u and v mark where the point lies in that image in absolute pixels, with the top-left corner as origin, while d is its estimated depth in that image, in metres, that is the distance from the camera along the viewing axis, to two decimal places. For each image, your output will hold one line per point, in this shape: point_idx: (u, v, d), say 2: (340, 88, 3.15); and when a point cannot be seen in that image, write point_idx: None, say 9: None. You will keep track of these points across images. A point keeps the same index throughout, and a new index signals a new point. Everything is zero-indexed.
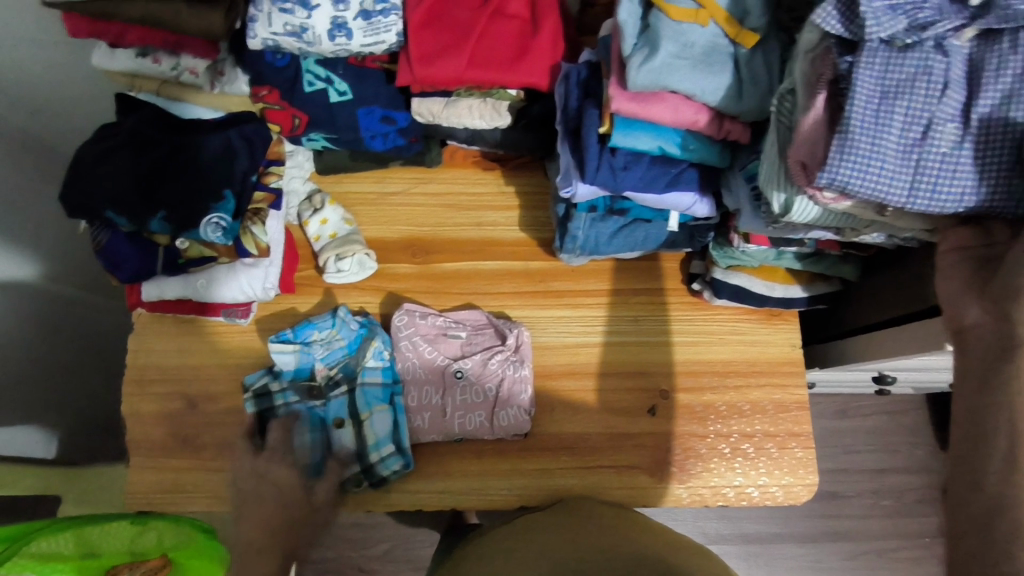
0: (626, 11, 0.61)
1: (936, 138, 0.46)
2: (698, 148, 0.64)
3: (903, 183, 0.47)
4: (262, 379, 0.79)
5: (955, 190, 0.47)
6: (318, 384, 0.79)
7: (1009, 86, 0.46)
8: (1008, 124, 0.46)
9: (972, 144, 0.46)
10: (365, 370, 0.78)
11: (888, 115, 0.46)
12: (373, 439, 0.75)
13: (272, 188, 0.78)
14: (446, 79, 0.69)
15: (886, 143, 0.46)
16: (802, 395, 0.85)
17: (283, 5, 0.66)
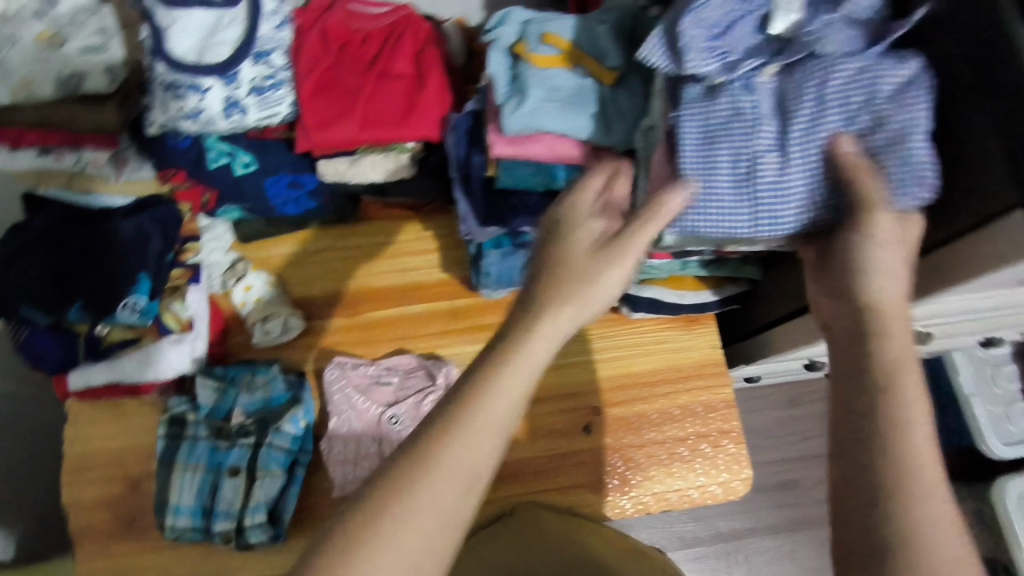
0: (495, 64, 0.66)
1: (761, 170, 0.55)
2: (580, 182, 0.67)
3: (742, 213, 0.56)
4: (181, 406, 0.81)
5: (791, 209, 0.55)
6: (229, 427, 0.80)
7: (812, 112, 0.54)
8: (818, 141, 0.53)
9: (793, 168, 0.54)
10: (275, 434, 0.79)
11: (711, 160, 0.56)
12: (254, 501, 0.77)
13: (188, 264, 0.80)
14: (343, 142, 0.73)
15: (717, 183, 0.56)
16: (729, 394, 0.88)
17: (175, 91, 0.69)
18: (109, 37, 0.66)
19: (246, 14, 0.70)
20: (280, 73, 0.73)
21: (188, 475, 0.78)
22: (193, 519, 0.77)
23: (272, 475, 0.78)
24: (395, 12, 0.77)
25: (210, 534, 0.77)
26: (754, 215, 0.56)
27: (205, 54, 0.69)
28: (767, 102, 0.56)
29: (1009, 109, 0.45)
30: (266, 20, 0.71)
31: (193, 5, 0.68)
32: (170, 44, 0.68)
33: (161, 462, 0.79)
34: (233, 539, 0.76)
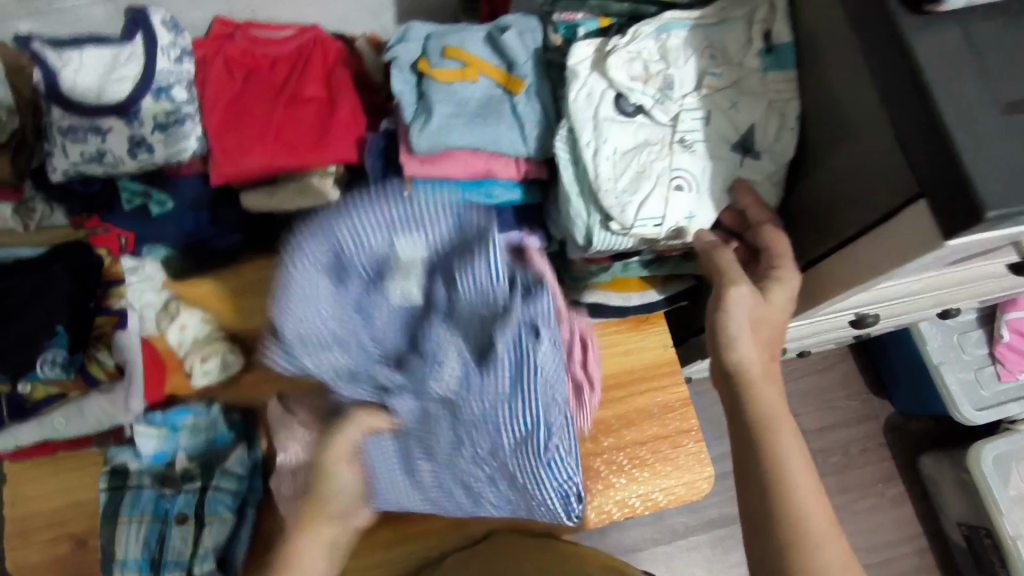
0: (399, 82, 0.64)
1: (424, 477, 0.68)
2: (501, 194, 0.67)
3: (456, 505, 0.71)
4: (124, 455, 0.78)
5: (493, 504, 0.71)
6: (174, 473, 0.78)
7: (459, 445, 0.63)
8: (435, 482, 0.67)
9: (473, 484, 0.68)
10: (222, 475, 0.77)
11: (377, 453, 0.64)
12: (203, 548, 0.74)
13: (115, 309, 0.75)
14: (259, 172, 0.71)
15: (467, 451, 0.64)
16: (685, 391, 0.87)
17: (74, 135, 0.67)
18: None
19: (143, 50, 0.67)
20: (185, 106, 0.70)
21: (134, 526, 0.75)
22: (141, 572, 0.74)
23: (224, 520, 0.75)
24: (300, 34, 0.74)
25: None
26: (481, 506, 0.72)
27: (104, 94, 0.67)
28: (421, 422, 0.62)
29: (897, 98, 0.44)
30: (163, 54, 0.68)
31: (87, 47, 0.67)
32: (66, 86, 0.66)
33: (104, 517, 0.75)
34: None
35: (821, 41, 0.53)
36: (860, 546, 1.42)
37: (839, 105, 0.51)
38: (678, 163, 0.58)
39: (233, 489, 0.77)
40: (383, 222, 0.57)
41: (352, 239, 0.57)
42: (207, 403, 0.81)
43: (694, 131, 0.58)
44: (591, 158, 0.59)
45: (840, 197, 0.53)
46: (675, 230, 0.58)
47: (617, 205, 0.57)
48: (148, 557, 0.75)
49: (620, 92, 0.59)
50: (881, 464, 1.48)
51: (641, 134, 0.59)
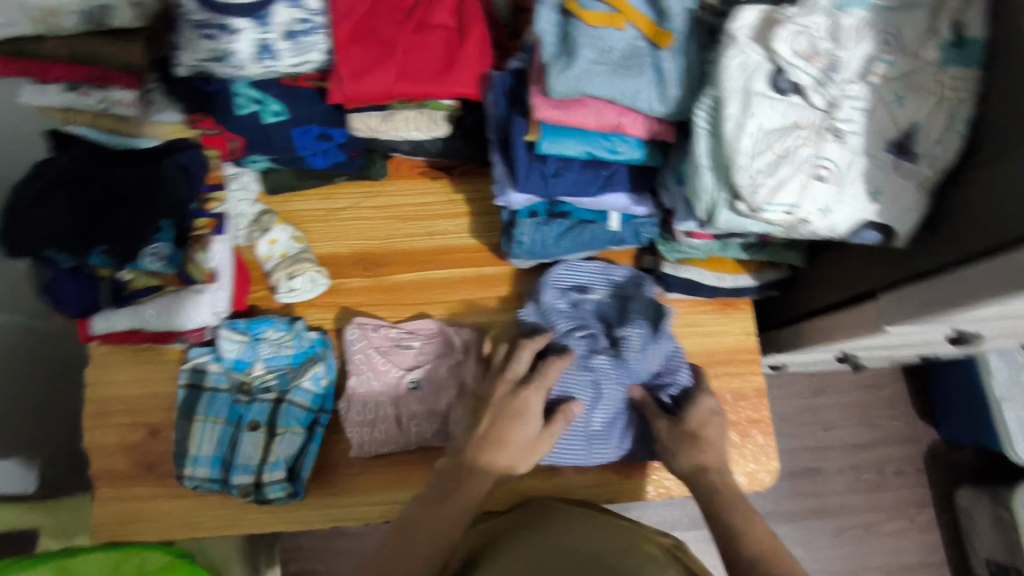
0: (543, 19, 0.61)
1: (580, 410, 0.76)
2: (623, 151, 0.65)
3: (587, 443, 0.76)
4: (203, 356, 0.80)
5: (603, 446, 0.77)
6: (250, 382, 0.80)
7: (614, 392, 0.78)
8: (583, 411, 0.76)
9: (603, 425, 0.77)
10: (297, 389, 0.78)
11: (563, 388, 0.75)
12: (274, 457, 0.75)
13: (215, 213, 0.76)
14: (378, 95, 0.69)
15: (598, 415, 0.76)
16: (760, 382, 0.85)
17: (205, 31, 0.66)
18: None
19: None
20: (315, 17, 0.68)
21: (208, 426, 0.77)
22: (213, 470, 0.76)
23: (295, 434, 0.76)
24: None
25: (227, 486, 0.75)
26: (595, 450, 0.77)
27: None
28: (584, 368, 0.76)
29: None
30: None
31: None
32: None
33: (181, 413, 0.78)
34: (252, 493, 0.75)
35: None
36: (880, 565, 1.41)
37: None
38: (825, 153, 0.55)
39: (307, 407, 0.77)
40: (575, 284, 0.81)
41: (558, 279, 0.80)
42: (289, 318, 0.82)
43: (851, 121, 0.54)
44: (734, 133, 0.55)
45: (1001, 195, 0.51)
46: (803, 222, 0.56)
47: (750, 184, 0.55)
48: (219, 455, 0.76)
49: (779, 66, 0.55)
50: (915, 489, 1.45)
51: (792, 116, 0.55)
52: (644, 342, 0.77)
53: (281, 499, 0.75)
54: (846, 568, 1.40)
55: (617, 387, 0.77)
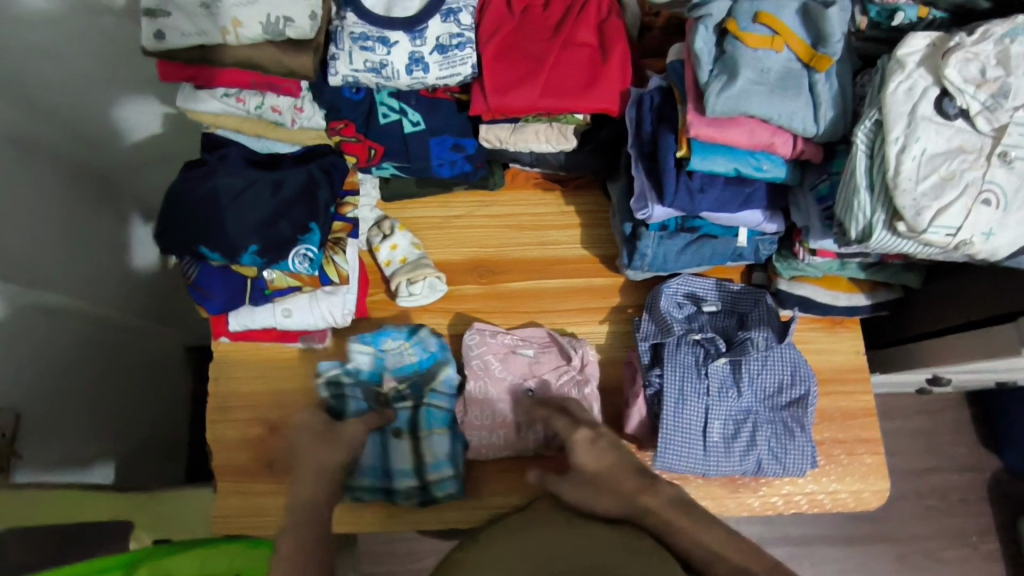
0: (701, 39, 0.63)
1: (696, 418, 0.74)
2: (770, 169, 0.66)
3: (701, 454, 0.74)
4: (336, 371, 0.80)
5: (719, 463, 0.74)
6: (384, 394, 0.81)
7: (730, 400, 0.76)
8: (698, 420, 0.75)
9: (719, 438, 0.75)
10: (432, 394, 0.79)
11: (680, 392, 0.74)
12: (433, 458, 0.77)
13: (349, 218, 0.80)
14: (523, 109, 0.71)
15: (717, 422, 0.75)
16: (869, 402, 0.86)
17: (364, 43, 0.69)
18: None
19: None
20: (467, 32, 0.71)
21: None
22: (372, 480, 0.77)
23: (438, 438, 0.78)
24: None
25: (391, 493, 0.77)
26: (709, 462, 0.74)
27: (393, 8, 0.70)
28: (700, 374, 0.76)
29: None
30: None
31: None
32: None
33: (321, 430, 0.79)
34: (417, 496, 0.77)
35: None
36: None
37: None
38: (992, 176, 0.56)
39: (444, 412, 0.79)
40: (691, 292, 0.82)
41: (673, 289, 0.81)
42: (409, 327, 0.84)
43: (1019, 147, 0.56)
44: (899, 157, 0.57)
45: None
46: (965, 244, 0.57)
47: (913, 206, 0.56)
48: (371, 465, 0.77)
49: (946, 91, 0.56)
50: (979, 517, 1.43)
51: (956, 140, 0.56)
52: (767, 346, 0.77)
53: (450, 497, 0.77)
54: None
55: (735, 395, 0.76)
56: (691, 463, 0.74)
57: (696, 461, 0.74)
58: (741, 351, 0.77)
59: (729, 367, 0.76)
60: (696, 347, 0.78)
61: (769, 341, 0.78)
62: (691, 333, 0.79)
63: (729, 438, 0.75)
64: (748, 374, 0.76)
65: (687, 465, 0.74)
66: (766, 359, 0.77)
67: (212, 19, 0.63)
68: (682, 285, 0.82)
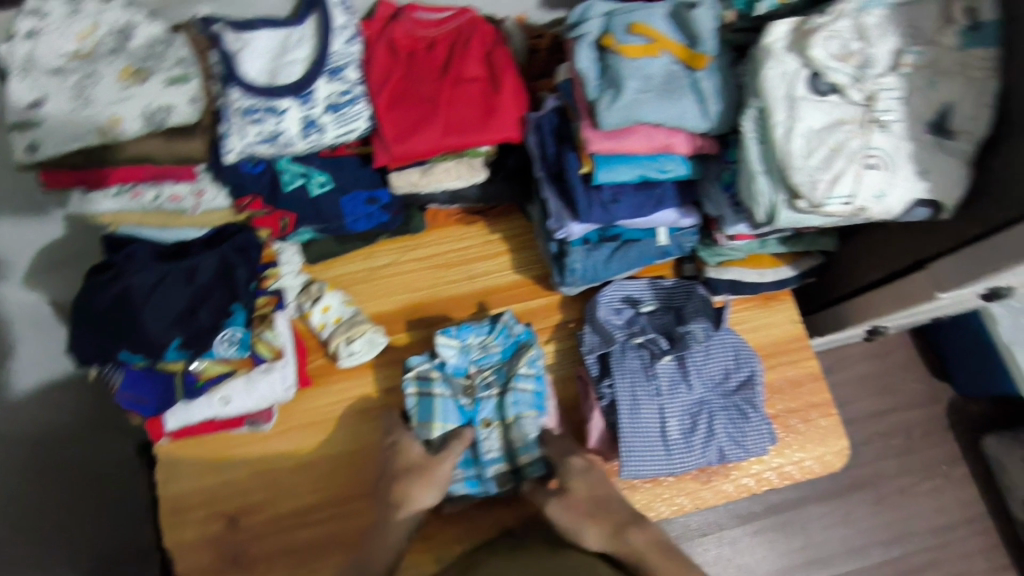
0: (583, 58, 0.65)
1: (653, 420, 0.76)
2: (673, 168, 0.68)
3: (663, 454, 0.75)
4: (424, 364, 0.79)
5: (684, 460, 0.75)
6: (472, 384, 0.79)
7: (682, 396, 0.77)
8: (656, 422, 0.76)
9: (678, 434, 0.76)
10: (517, 377, 0.77)
11: (632, 397, 0.76)
12: (521, 442, 0.76)
13: (273, 291, 0.78)
14: (426, 152, 0.71)
15: (673, 420, 0.77)
16: (813, 367, 0.89)
17: (253, 116, 0.68)
18: (190, 64, 0.63)
19: (314, 32, 0.70)
20: (355, 87, 0.71)
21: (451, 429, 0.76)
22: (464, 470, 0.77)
23: (522, 422, 0.76)
24: (462, 15, 0.75)
25: (485, 485, 0.76)
26: (674, 461, 0.75)
27: (277, 76, 0.69)
28: (648, 375, 0.77)
29: None
30: (338, 35, 0.70)
31: (262, 28, 0.70)
32: (242, 68, 0.69)
33: (419, 422, 0.76)
34: (511, 478, 0.76)
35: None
36: (923, 527, 1.41)
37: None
38: (874, 142, 0.59)
39: (528, 393, 0.77)
40: (626, 296, 0.84)
41: (611, 296, 0.83)
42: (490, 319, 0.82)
43: (889, 111, 0.59)
44: (789, 139, 0.59)
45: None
46: (862, 209, 0.59)
47: (810, 182, 0.58)
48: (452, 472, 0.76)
49: (815, 71, 0.59)
50: (943, 447, 1.47)
51: (836, 113, 0.59)
52: (707, 335, 0.79)
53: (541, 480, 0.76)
54: (893, 536, 1.40)
55: (686, 389, 0.78)
56: (658, 465, 0.75)
57: (661, 462, 0.75)
58: (683, 344, 0.78)
59: (674, 362, 0.78)
60: (640, 350, 0.79)
61: (707, 330, 0.80)
62: (632, 337, 0.80)
63: (689, 434, 0.76)
64: (694, 366, 0.78)
65: (654, 468, 0.75)
66: (707, 347, 0.79)
67: (90, 121, 0.60)
68: (618, 292, 0.83)
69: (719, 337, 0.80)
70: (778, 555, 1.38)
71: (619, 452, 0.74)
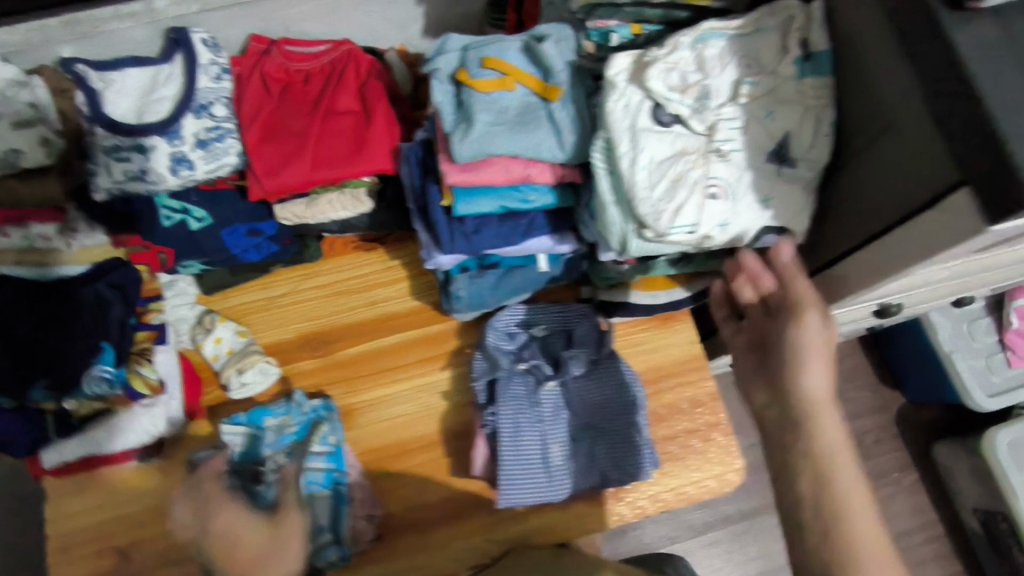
0: (438, 93, 0.65)
1: (534, 448, 0.77)
2: (537, 198, 0.68)
3: (545, 479, 0.77)
4: (209, 458, 0.78)
5: (565, 485, 0.78)
6: (264, 470, 0.79)
7: (565, 421, 0.80)
8: (537, 450, 0.77)
9: (561, 460, 0.78)
10: (307, 458, 0.78)
11: (514, 426, 0.76)
12: (310, 526, 0.75)
13: (155, 325, 0.79)
14: (296, 185, 0.72)
15: (556, 446, 0.78)
16: (712, 386, 0.89)
17: (119, 154, 0.69)
18: (43, 108, 0.67)
19: (183, 70, 0.70)
20: (224, 123, 0.72)
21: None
22: None
23: (312, 504, 0.76)
24: (337, 48, 0.75)
25: None
26: (555, 486, 0.77)
27: (145, 113, 0.69)
28: (530, 403, 0.79)
29: (947, 102, 0.45)
30: (204, 72, 0.70)
31: (128, 68, 0.70)
32: (108, 107, 0.69)
33: (201, 519, 0.76)
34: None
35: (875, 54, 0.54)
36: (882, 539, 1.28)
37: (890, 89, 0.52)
38: (714, 172, 0.59)
39: (315, 474, 0.77)
40: (522, 321, 0.84)
41: (506, 320, 0.83)
42: (284, 399, 0.83)
43: (730, 140, 0.59)
44: (631, 167, 0.59)
45: (892, 171, 0.53)
46: (707, 238, 0.60)
47: (653, 211, 0.58)
48: None
49: (657, 102, 0.60)
50: (892, 454, 1.49)
51: (678, 143, 0.60)
52: (588, 361, 0.81)
53: (332, 564, 0.75)
54: None
55: (568, 416, 0.80)
56: (539, 492, 0.76)
57: (541, 489, 0.76)
58: (564, 370, 0.80)
59: (559, 388, 0.81)
60: (525, 376, 0.80)
61: (590, 356, 0.81)
62: (518, 363, 0.81)
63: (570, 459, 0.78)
64: (575, 393, 0.81)
65: (535, 495, 0.76)
66: (590, 373, 0.81)
67: None
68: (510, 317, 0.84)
69: (600, 363, 0.81)
70: (733, 566, 1.31)
71: (499, 481, 0.75)
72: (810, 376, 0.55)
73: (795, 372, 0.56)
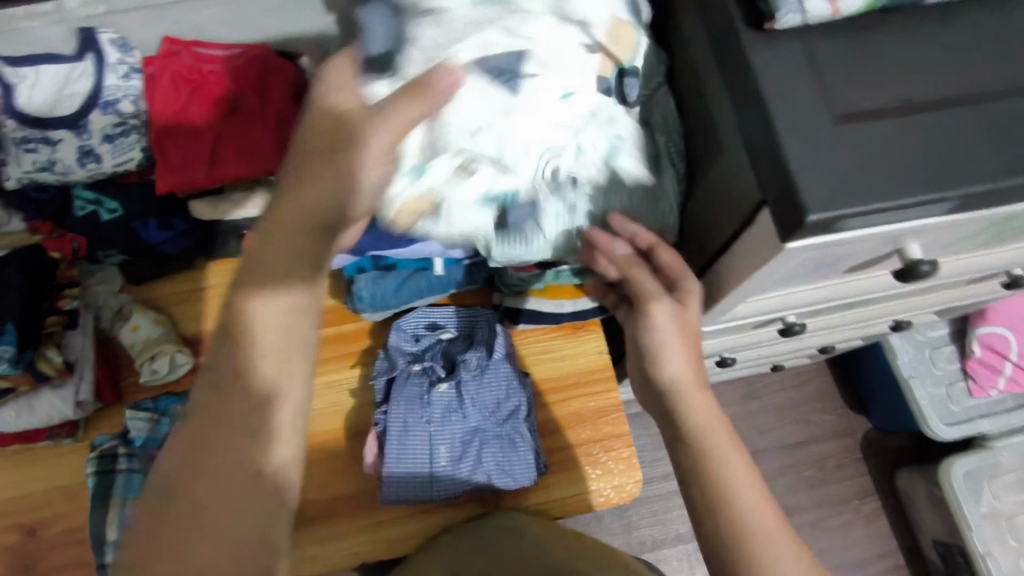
0: None
1: (419, 448, 0.78)
2: None
3: (427, 480, 0.78)
4: (111, 443, 0.81)
5: (448, 488, 0.79)
6: None
7: (454, 423, 0.80)
8: (422, 449, 0.79)
9: (445, 460, 0.79)
10: None
11: (401, 423, 0.78)
12: None
13: (66, 310, 0.82)
14: (199, 182, 0.76)
15: (443, 447, 0.79)
16: (618, 397, 0.89)
17: (27, 146, 0.73)
18: None
19: (93, 69, 0.73)
20: (130, 120, 0.76)
21: (128, 510, 0.77)
22: None
23: None
24: (246, 51, 0.78)
25: None
26: (437, 487, 0.78)
27: (56, 108, 0.73)
28: (421, 403, 0.80)
29: (757, 111, 0.46)
30: (112, 71, 0.74)
31: (40, 64, 0.72)
32: (21, 101, 0.72)
33: (98, 501, 0.78)
34: None
35: (702, 69, 0.56)
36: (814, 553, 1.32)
37: (709, 104, 0.57)
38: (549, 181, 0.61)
39: None
40: (431, 322, 0.85)
41: (412, 321, 0.84)
42: None
43: None
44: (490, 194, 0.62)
45: (715, 190, 0.57)
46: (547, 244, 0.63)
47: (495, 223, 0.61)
48: None
49: None
50: (855, 480, 1.44)
51: None
52: (480, 364, 0.82)
53: None
54: None
55: (459, 418, 0.81)
56: (421, 490, 0.78)
57: (424, 488, 0.78)
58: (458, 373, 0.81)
59: (453, 390, 0.81)
60: (420, 376, 0.81)
61: (485, 361, 0.82)
62: (415, 363, 0.82)
63: (455, 462, 0.79)
64: (468, 396, 0.81)
65: (417, 492, 0.78)
66: (485, 378, 0.82)
67: None
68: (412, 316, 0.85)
69: (494, 368, 0.82)
70: None
71: (382, 474, 0.77)
72: (674, 364, 0.60)
73: (658, 362, 0.60)
